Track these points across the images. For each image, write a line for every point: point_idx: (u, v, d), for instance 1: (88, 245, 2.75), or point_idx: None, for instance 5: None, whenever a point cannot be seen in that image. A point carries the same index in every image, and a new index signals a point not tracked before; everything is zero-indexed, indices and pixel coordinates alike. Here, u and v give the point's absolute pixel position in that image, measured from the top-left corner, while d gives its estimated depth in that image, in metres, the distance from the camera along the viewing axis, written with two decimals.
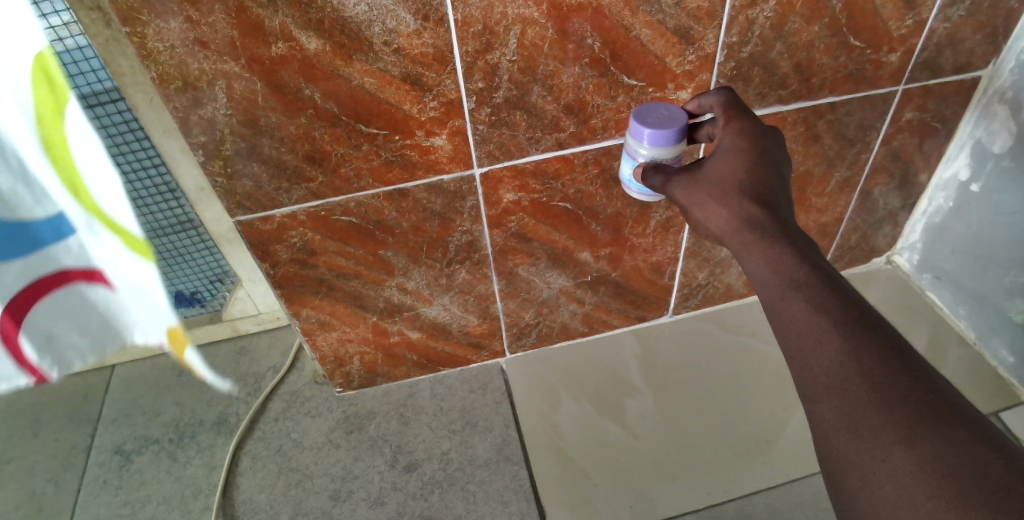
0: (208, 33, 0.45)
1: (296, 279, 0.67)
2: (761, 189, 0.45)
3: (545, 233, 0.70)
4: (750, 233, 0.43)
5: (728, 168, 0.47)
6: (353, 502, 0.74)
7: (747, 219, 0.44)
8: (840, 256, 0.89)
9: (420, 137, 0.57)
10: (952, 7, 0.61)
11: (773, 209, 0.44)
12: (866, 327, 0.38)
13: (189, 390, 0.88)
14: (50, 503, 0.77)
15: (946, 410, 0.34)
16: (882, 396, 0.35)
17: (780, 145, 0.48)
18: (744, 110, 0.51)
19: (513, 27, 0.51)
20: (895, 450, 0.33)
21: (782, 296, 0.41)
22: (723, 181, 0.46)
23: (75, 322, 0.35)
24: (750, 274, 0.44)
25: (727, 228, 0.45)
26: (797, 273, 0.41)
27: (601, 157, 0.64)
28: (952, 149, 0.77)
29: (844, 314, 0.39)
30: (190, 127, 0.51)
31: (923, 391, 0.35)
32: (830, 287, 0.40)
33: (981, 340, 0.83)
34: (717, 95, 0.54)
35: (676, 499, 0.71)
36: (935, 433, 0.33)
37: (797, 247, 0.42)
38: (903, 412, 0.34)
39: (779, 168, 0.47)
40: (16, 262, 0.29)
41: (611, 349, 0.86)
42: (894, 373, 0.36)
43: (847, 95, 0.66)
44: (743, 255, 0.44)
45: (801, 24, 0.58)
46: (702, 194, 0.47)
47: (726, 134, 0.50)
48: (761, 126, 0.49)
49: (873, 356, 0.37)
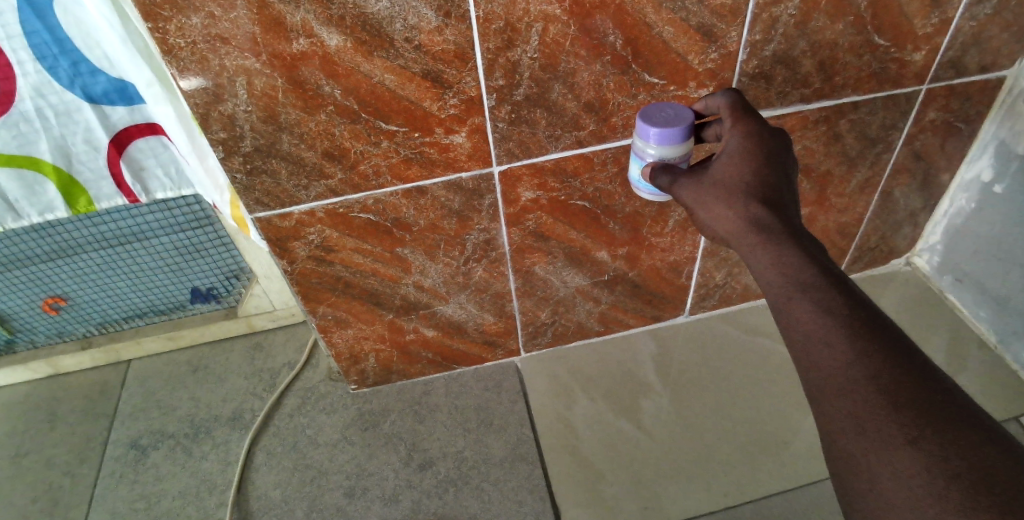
0: (229, 28, 0.45)
1: (313, 276, 0.67)
2: (767, 190, 0.44)
3: (563, 232, 0.70)
4: (756, 234, 0.42)
5: (733, 168, 0.46)
6: (368, 500, 0.74)
7: (753, 220, 0.43)
8: (859, 257, 0.88)
9: (440, 134, 0.57)
10: (979, 5, 0.59)
11: (779, 210, 0.43)
12: (873, 328, 0.37)
13: (205, 385, 0.88)
14: (66, 497, 0.78)
15: (955, 412, 0.33)
16: (888, 397, 0.34)
17: (786, 146, 0.47)
18: (750, 111, 0.51)
19: (535, 23, 0.50)
20: (903, 452, 0.33)
21: (789, 298, 0.40)
22: (729, 182, 0.45)
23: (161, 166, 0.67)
24: (756, 276, 0.43)
25: (733, 229, 0.44)
26: (804, 274, 0.40)
27: (621, 155, 0.63)
28: (974, 150, 0.76)
29: (850, 315, 0.38)
30: (210, 123, 0.51)
31: (932, 393, 0.34)
32: (836, 288, 0.39)
33: (1002, 343, 0.82)
34: (723, 96, 0.53)
35: (688, 500, 0.71)
36: (942, 435, 0.33)
37: (803, 246, 0.41)
38: (910, 414, 0.34)
39: (784, 169, 0.46)
40: (121, 109, 0.61)
41: (625, 348, 0.86)
42: (902, 375, 0.35)
43: (869, 94, 0.65)
44: (748, 256, 0.43)
45: (824, 22, 0.57)
46: (707, 194, 0.46)
47: (731, 135, 0.49)
48: (767, 127, 0.48)
49: (882, 358, 0.36)
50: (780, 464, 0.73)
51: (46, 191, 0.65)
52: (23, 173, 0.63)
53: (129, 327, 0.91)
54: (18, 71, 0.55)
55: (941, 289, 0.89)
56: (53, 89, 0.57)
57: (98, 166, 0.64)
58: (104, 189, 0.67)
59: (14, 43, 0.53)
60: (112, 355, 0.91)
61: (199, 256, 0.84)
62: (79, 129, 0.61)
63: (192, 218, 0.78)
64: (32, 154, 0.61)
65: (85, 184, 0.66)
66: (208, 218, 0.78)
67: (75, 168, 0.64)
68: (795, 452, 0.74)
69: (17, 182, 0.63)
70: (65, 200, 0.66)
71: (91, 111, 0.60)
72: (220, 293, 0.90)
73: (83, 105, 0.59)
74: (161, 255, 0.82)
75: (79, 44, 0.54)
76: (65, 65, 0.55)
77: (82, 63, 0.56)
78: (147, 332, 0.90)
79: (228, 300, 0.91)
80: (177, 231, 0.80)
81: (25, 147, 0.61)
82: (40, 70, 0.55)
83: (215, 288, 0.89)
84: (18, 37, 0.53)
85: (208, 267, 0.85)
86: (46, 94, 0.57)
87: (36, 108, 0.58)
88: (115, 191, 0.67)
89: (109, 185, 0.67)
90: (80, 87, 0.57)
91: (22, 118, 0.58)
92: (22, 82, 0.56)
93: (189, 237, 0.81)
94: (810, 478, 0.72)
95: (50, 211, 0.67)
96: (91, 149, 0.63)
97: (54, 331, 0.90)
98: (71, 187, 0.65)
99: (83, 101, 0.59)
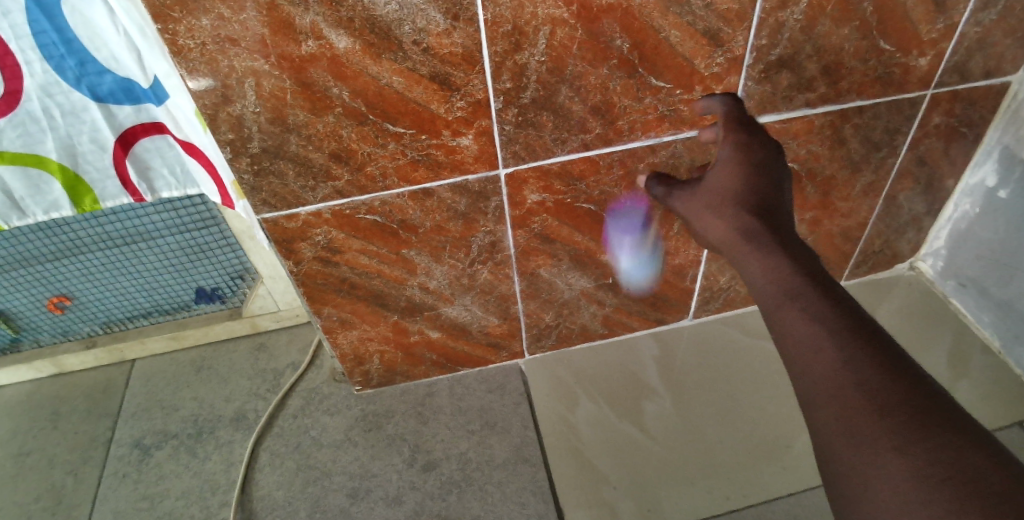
0: (239, 30, 0.45)
1: (319, 276, 0.67)
2: (758, 200, 0.44)
3: (568, 234, 0.70)
4: (746, 244, 0.43)
5: (724, 179, 0.46)
6: (371, 501, 0.74)
7: (743, 230, 0.43)
8: (863, 261, 0.88)
9: (446, 137, 0.57)
10: (984, 11, 0.60)
11: (770, 220, 0.43)
12: (863, 335, 0.38)
13: (208, 385, 0.88)
14: (69, 496, 0.78)
15: (945, 418, 0.33)
16: (876, 403, 0.34)
17: (779, 154, 0.47)
18: (745, 121, 0.50)
19: (542, 27, 0.51)
20: (890, 456, 0.33)
21: (778, 305, 0.40)
22: (721, 193, 0.46)
23: (166, 165, 0.67)
24: (748, 284, 0.43)
25: (725, 240, 0.44)
26: (793, 283, 0.40)
27: (627, 158, 0.63)
28: (978, 155, 0.76)
29: (840, 322, 0.38)
30: (218, 124, 0.51)
31: (920, 398, 0.34)
32: (825, 296, 0.39)
33: (1006, 349, 0.82)
34: (720, 102, 0.53)
35: (688, 503, 0.71)
36: (931, 440, 0.32)
37: (792, 255, 0.41)
38: (899, 419, 0.34)
39: (777, 180, 0.45)
40: (127, 106, 0.61)
41: (628, 351, 0.86)
42: (890, 382, 0.35)
43: (874, 99, 0.65)
44: (740, 264, 0.43)
45: (830, 27, 0.57)
46: (703, 206, 0.47)
47: (723, 146, 0.49)
48: (760, 136, 0.48)
49: (870, 364, 0.36)
50: (777, 467, 0.73)
51: (51, 190, 0.65)
52: (28, 171, 0.63)
53: (133, 327, 0.91)
54: (24, 69, 0.55)
55: (945, 294, 0.90)
56: (61, 89, 0.57)
57: (104, 165, 0.64)
58: (109, 188, 0.67)
59: (22, 43, 0.53)
60: (116, 355, 0.92)
61: (204, 256, 0.84)
62: (84, 128, 0.61)
63: (198, 220, 0.78)
64: (38, 152, 0.61)
65: (90, 183, 0.66)
66: (213, 220, 0.78)
67: (80, 167, 0.64)
68: (797, 454, 0.75)
69: (22, 179, 0.63)
70: (70, 198, 0.66)
71: (97, 111, 0.59)
72: (225, 293, 0.90)
73: (90, 105, 0.59)
74: (167, 255, 0.82)
75: (86, 42, 0.54)
76: (72, 63, 0.55)
77: (89, 62, 0.56)
78: (151, 332, 0.90)
79: (233, 301, 0.91)
80: (183, 232, 0.80)
81: (30, 145, 0.61)
82: (48, 69, 0.55)
83: (220, 289, 0.89)
84: (25, 36, 0.52)
85: (213, 267, 0.85)
86: (53, 93, 0.57)
87: (43, 108, 0.58)
88: (120, 190, 0.67)
89: (114, 184, 0.67)
90: (87, 86, 0.58)
91: (28, 116, 0.58)
92: (29, 80, 0.56)
93: (195, 237, 0.81)
94: (806, 481, 0.72)
95: (55, 209, 0.67)
96: (97, 148, 0.63)
97: (58, 331, 0.90)
98: (76, 186, 0.65)
99: (89, 100, 0.58)
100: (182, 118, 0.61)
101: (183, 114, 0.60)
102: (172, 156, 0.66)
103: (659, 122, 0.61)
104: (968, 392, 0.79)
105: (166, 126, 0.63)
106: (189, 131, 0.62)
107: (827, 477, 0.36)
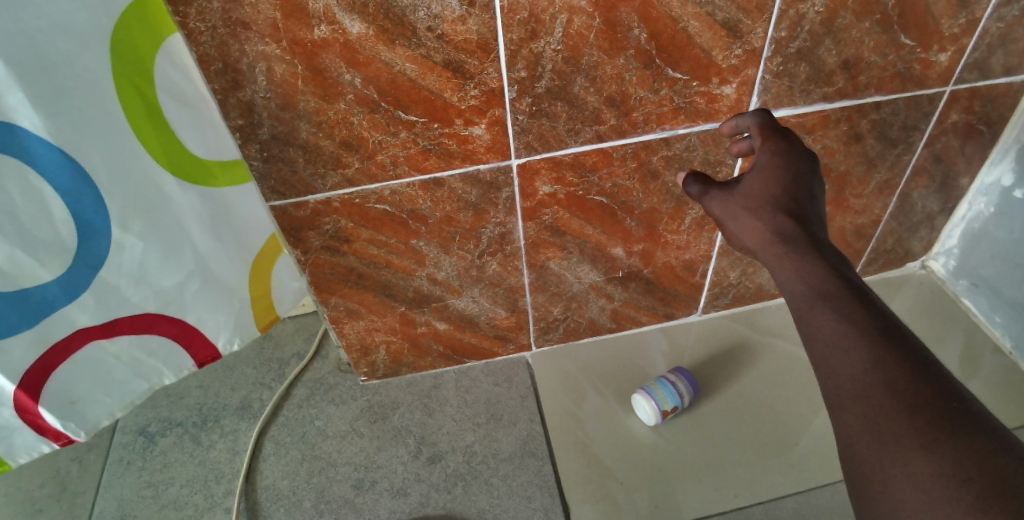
0: (250, 13, 0.44)
1: (327, 266, 0.66)
2: (796, 206, 0.43)
3: (579, 227, 0.69)
4: (781, 247, 0.41)
5: (764, 184, 0.44)
6: (377, 492, 0.74)
7: (781, 232, 0.42)
8: (874, 259, 0.88)
9: (459, 126, 0.56)
10: (1006, 6, 0.59)
11: (807, 225, 0.42)
12: (892, 338, 0.37)
13: (213, 374, 0.88)
14: (73, 482, 0.78)
15: (971, 419, 0.33)
16: (904, 403, 0.34)
17: (814, 167, 0.46)
18: (782, 129, 0.48)
19: (559, 15, 0.50)
20: (916, 456, 0.32)
21: (810, 306, 0.39)
22: (758, 195, 0.44)
23: (94, 380, 0.61)
24: (777, 286, 0.42)
25: (760, 242, 0.43)
26: (826, 284, 0.39)
27: (641, 151, 0.63)
28: (995, 153, 0.76)
29: (872, 324, 0.37)
30: (228, 110, 0.50)
31: (949, 401, 0.34)
32: (855, 298, 0.39)
33: (1017, 349, 0.81)
34: (754, 116, 0.51)
35: (698, 499, 0.70)
36: (956, 440, 0.32)
37: (827, 259, 0.41)
38: (924, 419, 0.33)
39: (812, 191, 0.44)
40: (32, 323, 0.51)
41: (636, 346, 0.86)
42: (918, 382, 0.35)
43: (893, 95, 0.64)
44: (772, 268, 0.42)
45: (851, 20, 0.56)
46: (736, 207, 0.45)
47: (760, 152, 0.47)
48: (797, 145, 0.46)
49: (901, 366, 0.35)
50: (789, 465, 0.73)
51: None
52: None
53: None
54: None
55: (956, 294, 0.89)
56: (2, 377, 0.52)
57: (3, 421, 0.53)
58: (19, 440, 0.56)
59: None
60: None
61: None
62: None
63: None
64: None
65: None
66: None
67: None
68: (804, 452, 0.74)
69: None
70: None
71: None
72: None
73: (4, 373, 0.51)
74: None
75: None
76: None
77: None
78: None
79: None
80: None
81: None
82: None
83: None
84: None
85: None
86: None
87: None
88: (36, 438, 0.58)
89: (27, 432, 0.56)
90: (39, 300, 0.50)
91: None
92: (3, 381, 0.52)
93: None
94: (817, 481, 0.71)
95: None
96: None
97: None
98: None
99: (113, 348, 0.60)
100: (139, 268, 0.57)
101: (150, 246, 0.57)
102: (120, 372, 0.63)
103: (673, 115, 0.60)
104: (979, 393, 0.78)
105: (92, 324, 0.56)
106: (160, 277, 0.60)
107: (848, 478, 0.36)
